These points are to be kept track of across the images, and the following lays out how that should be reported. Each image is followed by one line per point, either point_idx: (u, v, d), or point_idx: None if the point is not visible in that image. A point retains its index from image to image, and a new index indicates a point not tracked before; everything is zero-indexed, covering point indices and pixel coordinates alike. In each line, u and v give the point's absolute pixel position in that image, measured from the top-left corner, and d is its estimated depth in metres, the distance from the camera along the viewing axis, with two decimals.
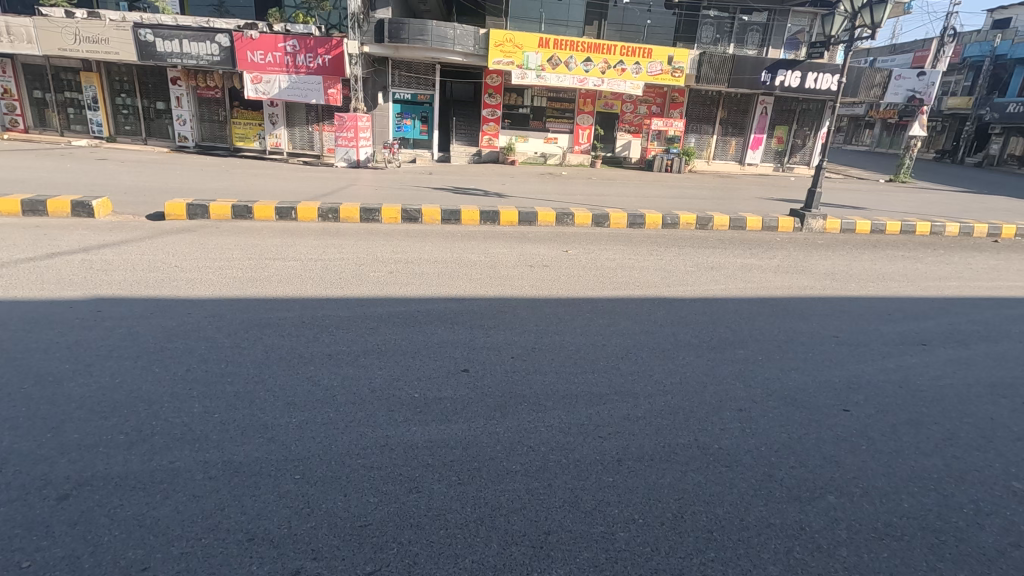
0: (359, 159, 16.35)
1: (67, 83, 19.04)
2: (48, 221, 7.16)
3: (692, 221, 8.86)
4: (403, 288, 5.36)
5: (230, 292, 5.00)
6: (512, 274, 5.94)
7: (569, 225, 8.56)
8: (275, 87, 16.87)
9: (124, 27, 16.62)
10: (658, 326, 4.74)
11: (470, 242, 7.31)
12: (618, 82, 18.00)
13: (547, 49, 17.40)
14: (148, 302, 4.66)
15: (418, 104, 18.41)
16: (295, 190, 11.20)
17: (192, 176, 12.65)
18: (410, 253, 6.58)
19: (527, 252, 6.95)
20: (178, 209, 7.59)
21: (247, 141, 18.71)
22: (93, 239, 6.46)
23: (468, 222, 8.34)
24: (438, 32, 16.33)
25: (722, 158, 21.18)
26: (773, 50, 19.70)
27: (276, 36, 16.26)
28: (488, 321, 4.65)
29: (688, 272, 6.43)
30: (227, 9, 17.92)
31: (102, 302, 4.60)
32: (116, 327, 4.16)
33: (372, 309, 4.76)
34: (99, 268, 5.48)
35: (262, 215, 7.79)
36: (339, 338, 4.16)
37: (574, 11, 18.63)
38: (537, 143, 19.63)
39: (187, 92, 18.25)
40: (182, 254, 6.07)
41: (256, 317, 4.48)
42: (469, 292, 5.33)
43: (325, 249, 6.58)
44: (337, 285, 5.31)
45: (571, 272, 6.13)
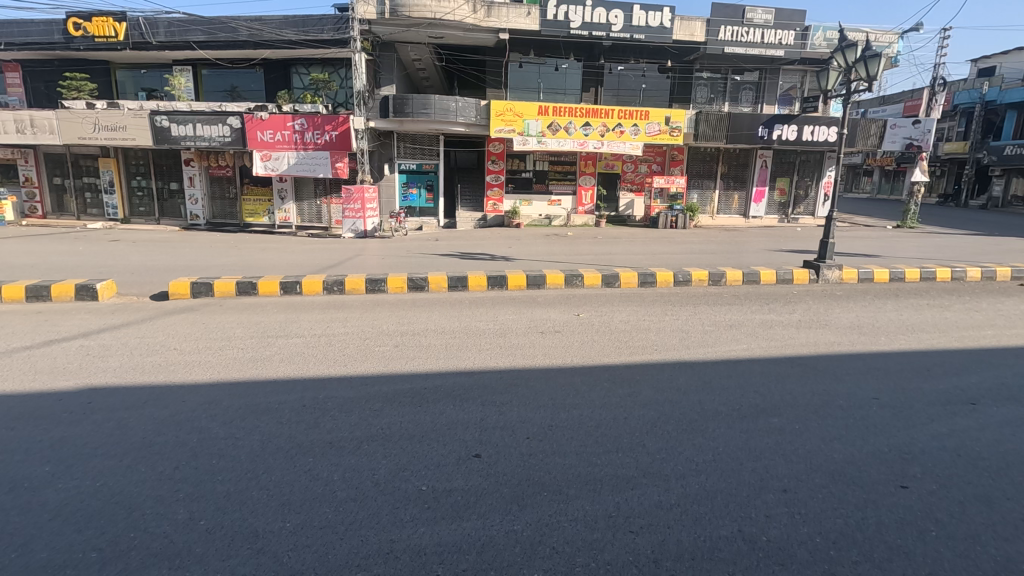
0: (367, 229, 16.56)
1: (86, 169, 19.76)
2: (51, 306, 7.08)
3: (705, 277, 8.63)
4: (410, 363, 5.10)
5: (228, 376, 4.77)
6: (523, 342, 5.70)
7: (578, 286, 8.37)
8: (284, 163, 17.39)
9: (142, 115, 17.39)
10: (682, 392, 4.44)
11: (479, 309, 7.13)
12: (618, 144, 18.40)
13: (546, 116, 17.93)
14: (144, 390, 4.44)
15: (423, 173, 18.86)
16: (302, 263, 11.19)
17: (201, 253, 12.74)
18: (416, 324, 6.38)
19: (537, 317, 6.74)
20: (182, 287, 7.50)
21: (257, 216, 19.10)
22: (93, 323, 6.33)
23: (475, 287, 8.18)
24: (440, 105, 16.95)
25: (726, 213, 21.30)
26: (767, 106, 20.21)
27: (285, 116, 16.90)
28: (500, 396, 4.36)
29: (705, 331, 6.16)
30: (239, 94, 18.78)
31: (95, 392, 4.39)
32: (106, 419, 3.93)
33: (377, 389, 4.49)
34: (95, 354, 5.30)
35: (266, 290, 7.68)
36: (342, 423, 3.88)
37: (571, 80, 19.28)
38: (541, 206, 19.86)
39: (199, 172, 18.83)
40: (183, 335, 5.91)
41: (254, 402, 4.22)
42: (479, 364, 5.07)
43: (330, 323, 6.40)
44: (340, 363, 5.07)
45: (585, 338, 5.87)
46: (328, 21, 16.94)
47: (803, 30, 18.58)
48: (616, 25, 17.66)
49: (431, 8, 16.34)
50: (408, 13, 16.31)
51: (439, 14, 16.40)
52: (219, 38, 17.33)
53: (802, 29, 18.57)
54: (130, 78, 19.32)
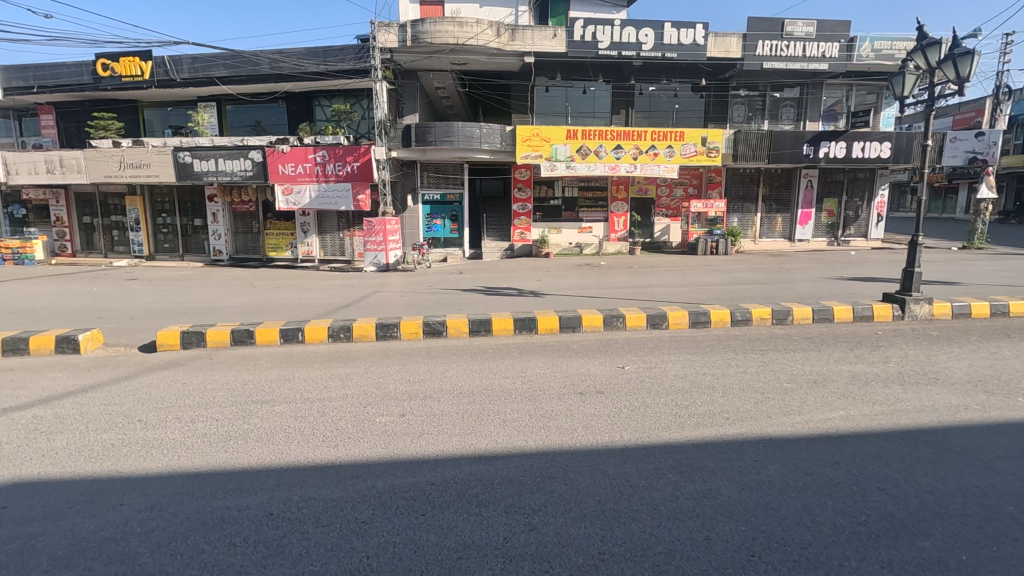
0: (389, 262, 15.82)
1: (114, 207, 19.72)
2: (26, 361, 6.34)
3: (767, 315, 7.41)
4: (416, 442, 4.04)
5: (186, 464, 3.78)
6: (558, 410, 4.58)
7: (619, 328, 7.25)
8: (305, 197, 16.85)
9: (165, 152, 17.20)
10: (776, 492, 3.27)
11: (504, 360, 6.05)
12: (651, 166, 17.32)
13: (575, 140, 17.05)
14: (79, 486, 3.49)
15: (448, 203, 18.15)
16: (316, 303, 10.36)
17: (214, 292, 12.07)
18: (428, 382, 5.34)
19: (573, 371, 5.61)
20: (171, 337, 6.67)
21: (280, 251, 18.59)
22: (63, 384, 5.50)
23: (500, 331, 7.14)
24: (464, 131, 16.27)
25: (769, 236, 19.87)
26: (810, 123, 18.88)
27: (306, 148, 16.44)
28: (530, 499, 3.24)
29: (787, 390, 4.92)
30: (263, 129, 18.54)
31: (17, 490, 3.45)
32: (12, 537, 2.96)
33: (370, 485, 3.43)
34: (41, 430, 4.38)
35: (264, 338, 6.81)
36: (313, 547, 2.82)
37: (600, 103, 18.47)
38: (571, 234, 18.84)
39: (223, 208, 18.49)
40: (156, 401, 4.99)
41: (205, 509, 3.20)
42: (503, 445, 3.97)
43: (329, 382, 5.42)
44: (328, 443, 4.04)
45: (634, 402, 4.73)
46: (349, 51, 16.44)
47: (848, 41, 17.35)
48: (647, 43, 16.74)
49: (454, 34, 15.73)
50: (429, 39, 15.76)
51: (463, 39, 15.77)
52: (241, 73, 17.11)
53: (847, 40, 17.35)
54: (158, 117, 19.33)
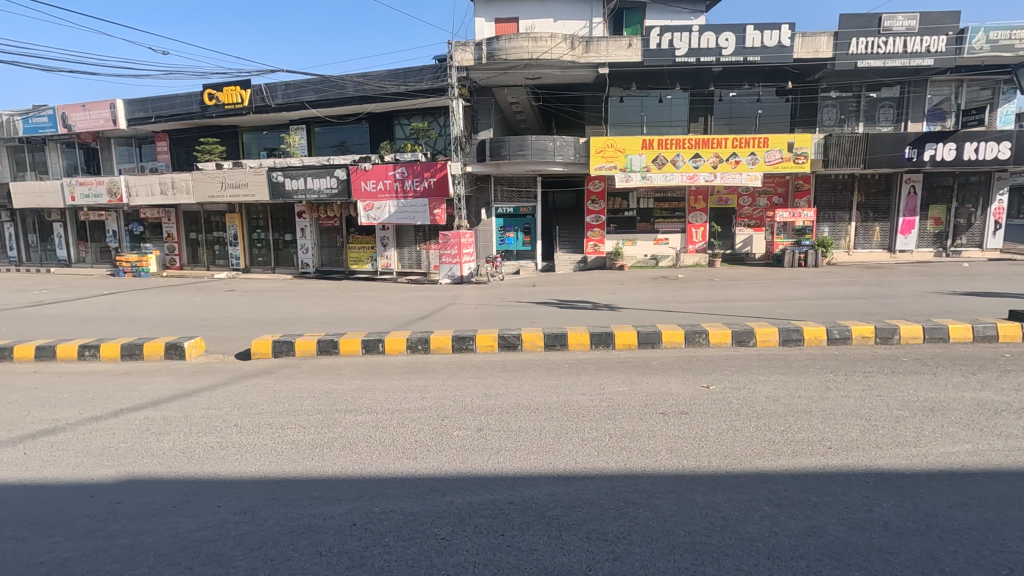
0: (463, 275, 16.10)
1: (216, 224, 21.47)
2: (139, 365, 6.95)
3: (869, 333, 6.79)
4: (494, 458, 3.99)
5: (276, 469, 3.94)
6: (640, 430, 4.38)
7: (701, 345, 6.90)
8: (385, 212, 17.50)
9: (261, 172, 18.53)
10: (893, 534, 2.92)
11: (580, 376, 5.91)
12: (733, 175, 16.55)
13: (651, 150, 16.65)
14: (182, 487, 3.72)
15: (521, 216, 18.25)
16: (393, 314, 10.66)
17: (301, 303, 12.78)
18: (504, 397, 5.29)
19: (654, 389, 5.38)
20: (263, 346, 7.09)
21: (361, 263, 19.34)
22: (170, 387, 5.95)
23: (576, 346, 7.00)
24: (538, 145, 16.37)
25: (865, 247, 18.39)
26: (913, 124, 17.32)
27: (387, 166, 17.11)
28: (613, 526, 3.08)
29: (897, 418, 4.44)
30: (347, 148, 19.55)
31: (130, 487, 3.73)
32: (124, 532, 3.18)
33: (448, 500, 3.41)
34: (152, 430, 4.75)
35: (347, 348, 7.08)
36: (394, 561, 2.82)
37: (678, 111, 18.00)
38: (646, 246, 18.39)
39: (310, 223, 19.67)
40: (250, 406, 5.29)
41: (294, 516, 3.29)
42: (583, 465, 3.83)
43: (407, 393, 5.51)
44: (408, 455, 4.08)
45: (721, 424, 4.45)
46: (427, 71, 17.01)
47: (957, 33, 15.85)
48: (727, 48, 16.10)
49: (528, 49, 15.91)
50: (504, 56, 15.98)
51: (537, 54, 15.94)
52: (328, 96, 18.14)
53: (957, 32, 15.82)
54: (255, 140, 20.88)
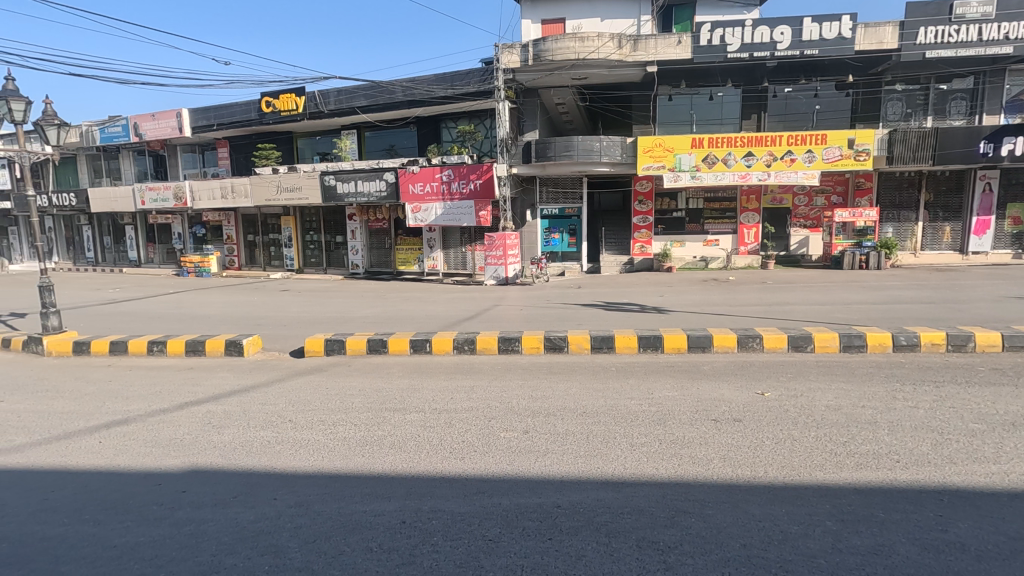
0: (508, 276, 16.15)
1: (271, 227, 22.36)
2: (202, 361, 7.31)
3: (940, 340, 6.37)
4: (541, 461, 3.96)
5: (329, 465, 4.05)
6: (691, 437, 4.26)
7: (755, 350, 6.65)
8: (432, 214, 17.76)
9: (314, 176, 19.18)
10: (969, 556, 2.72)
11: (628, 379, 5.80)
12: (788, 173, 15.92)
13: (701, 149, 16.22)
14: (241, 479, 3.87)
15: (566, 217, 18.14)
16: (440, 315, 10.79)
17: (351, 303, 13.13)
18: (550, 399, 5.26)
19: (706, 395, 5.22)
20: (316, 345, 7.31)
21: (408, 264, 19.71)
22: (230, 383, 6.22)
23: (623, 349, 6.89)
24: (584, 145, 16.23)
25: (933, 248, 17.31)
26: (988, 117, 16.18)
27: (434, 168, 17.37)
28: (664, 535, 3.00)
29: (974, 432, 4.13)
30: (396, 152, 19.96)
31: (194, 477, 3.92)
32: (188, 521, 3.33)
33: (495, 502, 3.41)
34: (213, 423, 4.97)
35: (396, 348, 7.21)
36: (443, 561, 2.84)
37: (729, 109, 17.45)
38: (695, 247, 17.93)
39: (360, 225, 20.18)
40: (304, 403, 5.46)
41: (346, 512, 3.37)
42: (632, 471, 3.75)
43: (454, 394, 5.55)
44: (455, 455, 4.10)
45: (777, 433, 4.27)
46: (474, 74, 17.16)
47: None
48: (782, 42, 15.52)
49: (575, 49, 15.81)
50: (550, 57, 15.91)
51: (584, 54, 15.82)
52: (378, 101, 18.58)
53: None
54: (308, 145, 21.62)
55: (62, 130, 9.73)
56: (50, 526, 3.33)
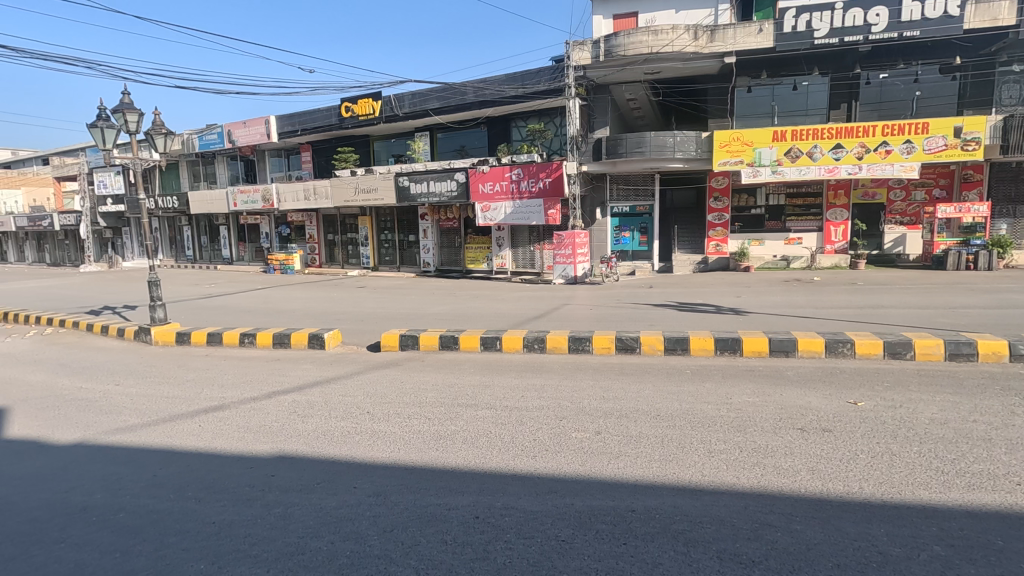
0: (577, 275, 16.02)
1: (349, 226, 23.41)
2: (288, 353, 7.76)
3: None
4: (615, 463, 3.89)
5: (405, 457, 4.17)
6: (776, 446, 4.02)
7: (845, 356, 6.20)
8: (501, 213, 17.92)
9: (389, 178, 19.88)
10: None
11: (704, 383, 5.57)
12: (882, 166, 14.74)
13: (783, 142, 15.35)
14: (323, 467, 4.06)
15: (637, 215, 17.72)
16: (510, 313, 10.87)
17: (424, 300, 13.51)
18: (622, 401, 5.15)
19: (790, 402, 4.92)
20: (391, 340, 7.57)
21: (478, 263, 20.01)
22: (313, 374, 6.56)
23: (699, 351, 6.64)
24: (657, 141, 15.80)
25: None
26: None
27: (504, 168, 17.52)
28: (747, 548, 2.85)
29: None
30: (466, 152, 20.28)
31: (282, 462, 4.16)
32: (277, 503, 3.54)
33: (567, 503, 3.37)
34: (299, 412, 5.27)
35: (467, 345, 7.33)
36: (516, 559, 2.84)
37: (816, 98, 16.02)
38: (775, 246, 16.99)
39: (432, 224, 20.70)
40: (380, 396, 5.66)
41: (421, 504, 3.45)
42: (710, 479, 3.60)
43: (525, 392, 5.56)
44: (527, 453, 4.11)
45: (871, 446, 3.96)
46: (544, 73, 17.13)
47: None
48: (877, 24, 14.49)
49: (648, 43, 15.46)
50: (623, 52, 15.66)
51: (657, 47, 15.43)
52: (450, 103, 18.97)
53: None
54: (383, 148, 22.42)
55: (169, 139, 10.64)
56: (158, 501, 3.65)
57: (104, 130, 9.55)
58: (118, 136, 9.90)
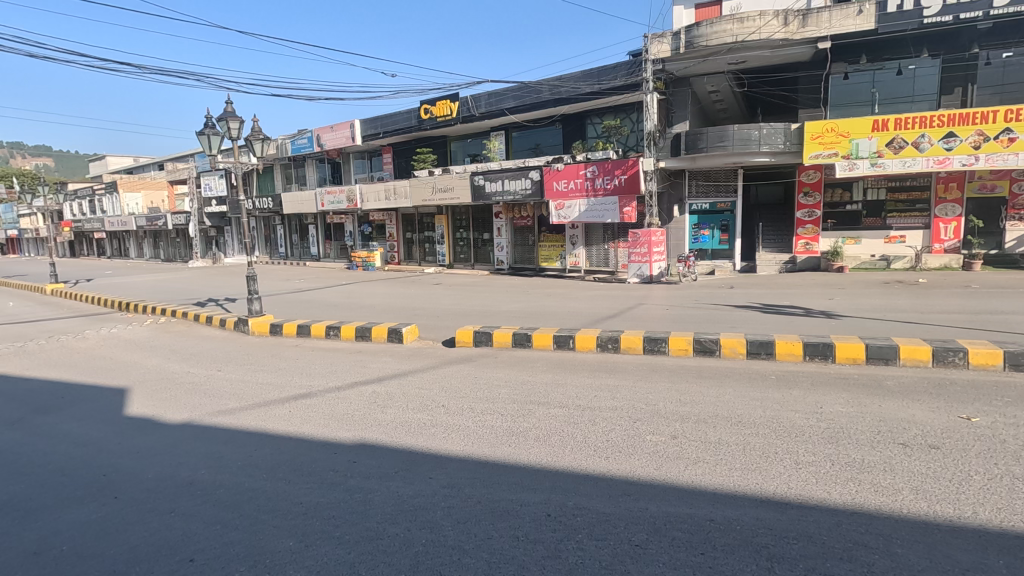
0: (652, 274, 15.61)
1: (426, 225, 24.14)
2: (369, 346, 8.13)
3: None
4: (693, 470, 3.74)
5: (478, 451, 4.24)
6: (873, 461, 3.71)
7: (955, 365, 5.64)
8: (575, 211, 17.78)
9: (465, 177, 20.29)
10: None
11: (791, 391, 5.23)
12: (1003, 157, 13.22)
13: (885, 132, 14.12)
14: (401, 456, 4.21)
15: (718, 213, 16.97)
16: (583, 312, 10.78)
17: (498, 298, 13.68)
18: (701, 405, 4.95)
19: (890, 414, 4.52)
20: (466, 335, 7.72)
21: (551, 261, 19.99)
22: (392, 367, 6.83)
23: (785, 356, 6.25)
24: (741, 135, 15.04)
25: None
26: None
27: (578, 165, 17.37)
28: (839, 569, 2.64)
29: None
30: (540, 150, 20.29)
31: (363, 450, 4.36)
32: (358, 489, 3.71)
33: (642, 507, 3.29)
34: (379, 403, 5.50)
35: (540, 343, 7.34)
36: (588, 560, 2.81)
37: (924, 83, 14.55)
38: (873, 244, 15.68)
39: (506, 223, 20.91)
40: (455, 390, 5.79)
41: (493, 499, 3.49)
42: (797, 492, 3.39)
43: (598, 392, 5.48)
44: (600, 454, 4.05)
45: (987, 467, 3.56)
46: (621, 68, 16.78)
47: None
48: None
49: (733, 32, 14.83)
50: (704, 42, 15.08)
51: (742, 36, 14.74)
52: (525, 102, 19.06)
53: None
54: (460, 148, 22.91)
55: (265, 144, 11.45)
56: (253, 479, 3.94)
57: (209, 137, 10.41)
58: (222, 142, 10.76)
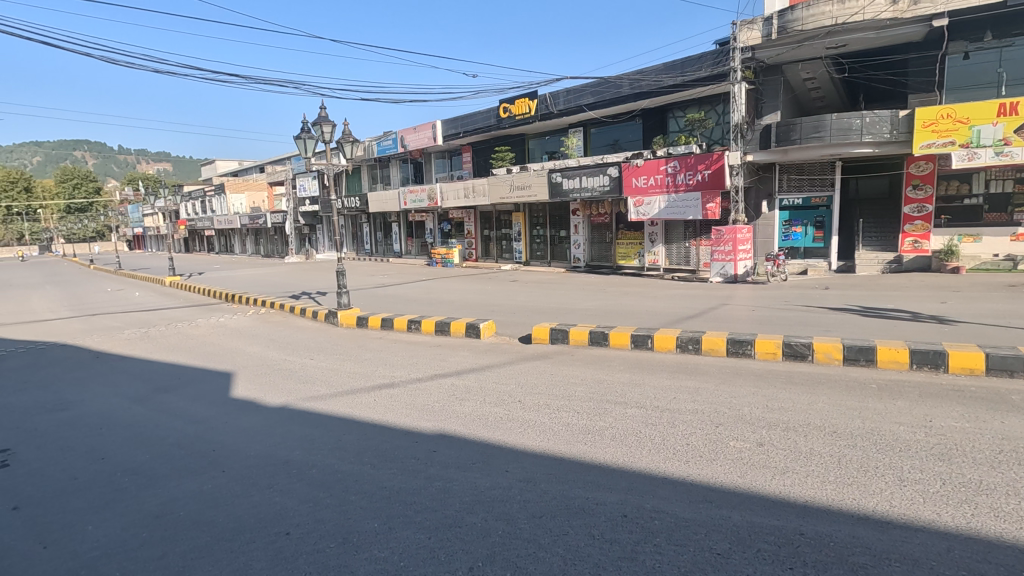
0: (737, 273, 14.89)
1: (504, 223, 24.45)
2: (448, 340, 8.38)
3: None
4: (782, 480, 3.53)
5: (553, 447, 4.25)
6: (994, 483, 3.34)
7: None
8: (655, 208, 17.29)
9: (542, 175, 20.33)
10: None
11: (895, 402, 4.80)
12: None
13: (1014, 117, 12.58)
14: (479, 449, 4.31)
15: (811, 208, 15.88)
16: (662, 311, 10.50)
17: (574, 296, 13.62)
18: (790, 412, 4.67)
19: (1015, 432, 4.04)
20: (542, 333, 7.75)
21: (628, 259, 19.59)
22: (470, 362, 6.99)
23: (888, 363, 5.75)
24: (840, 124, 13.98)
25: None
26: None
27: (659, 161, 16.87)
28: None
29: None
30: (620, 146, 19.93)
31: (442, 440, 4.50)
32: (437, 477, 3.84)
33: (725, 515, 3.16)
34: (457, 395, 5.65)
35: (617, 342, 7.23)
36: (665, 565, 2.74)
37: None
38: (997, 243, 14.02)
39: (583, 220, 20.73)
40: (531, 386, 5.84)
41: (569, 496, 3.48)
42: (901, 511, 3.12)
43: (678, 394, 5.31)
44: (680, 458, 3.92)
45: None
46: (706, 57, 16.05)
47: None
48: None
49: (832, 14, 13.96)
50: (799, 26, 14.34)
51: (842, 18, 13.82)
52: (605, 97, 18.78)
53: None
54: (538, 145, 22.98)
55: (355, 145, 12.07)
56: (342, 462, 4.19)
57: (305, 140, 11.13)
58: (316, 146, 11.47)
